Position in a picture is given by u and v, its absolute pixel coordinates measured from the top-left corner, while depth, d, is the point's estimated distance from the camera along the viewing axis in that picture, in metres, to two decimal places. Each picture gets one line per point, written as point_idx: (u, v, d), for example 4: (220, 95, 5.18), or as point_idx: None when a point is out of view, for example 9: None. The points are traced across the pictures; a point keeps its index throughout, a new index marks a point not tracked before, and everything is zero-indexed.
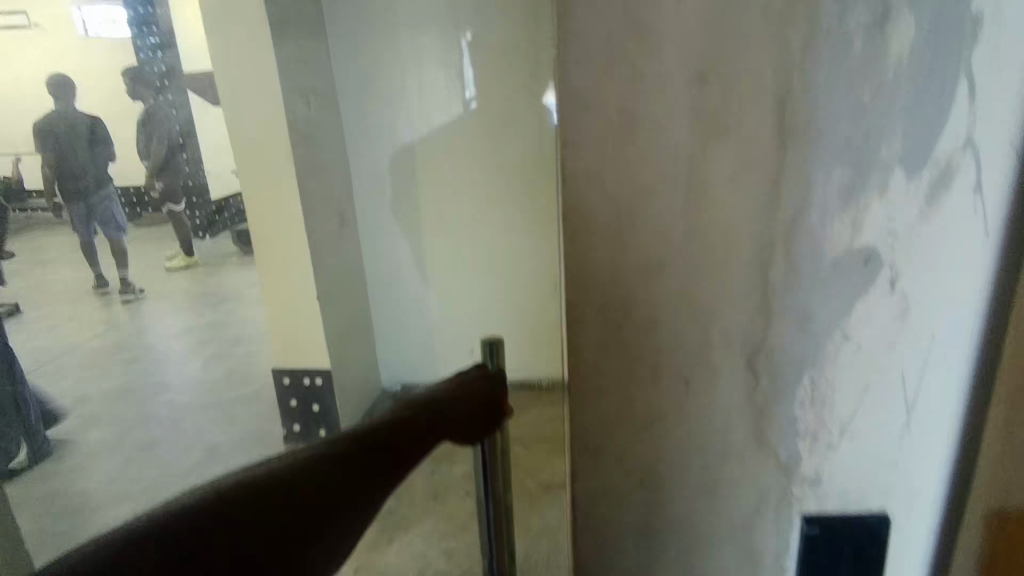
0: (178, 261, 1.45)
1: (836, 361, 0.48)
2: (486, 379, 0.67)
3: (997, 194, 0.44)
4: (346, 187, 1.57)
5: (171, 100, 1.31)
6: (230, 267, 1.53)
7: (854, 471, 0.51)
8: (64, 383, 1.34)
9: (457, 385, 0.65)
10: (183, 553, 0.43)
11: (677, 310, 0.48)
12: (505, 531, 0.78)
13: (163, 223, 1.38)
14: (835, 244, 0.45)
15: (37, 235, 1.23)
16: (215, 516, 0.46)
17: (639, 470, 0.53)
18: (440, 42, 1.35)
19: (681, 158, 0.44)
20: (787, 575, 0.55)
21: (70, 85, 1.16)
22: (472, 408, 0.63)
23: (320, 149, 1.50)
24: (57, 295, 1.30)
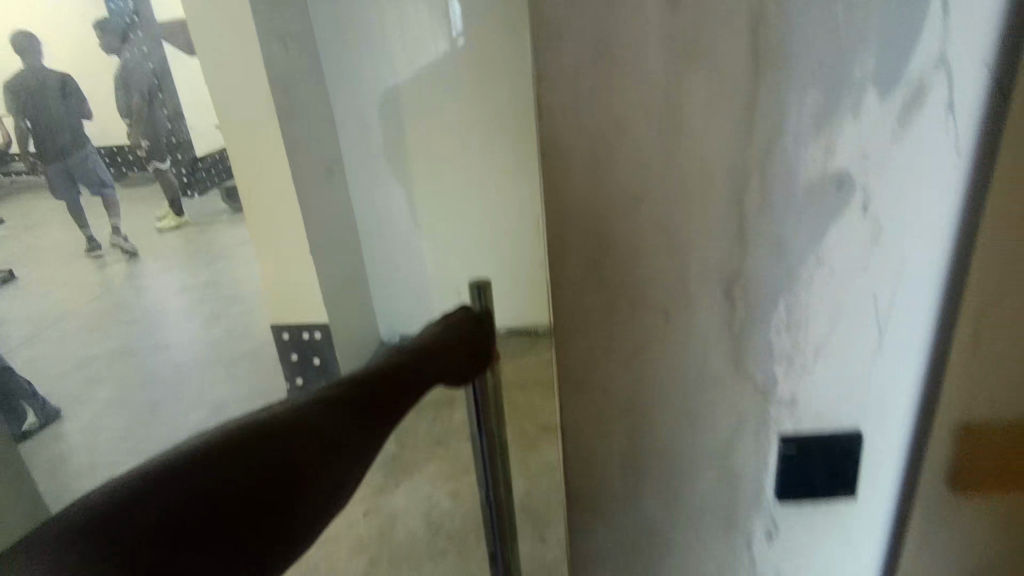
0: (169, 220, 1.63)
1: (810, 285, 0.49)
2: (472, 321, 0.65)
3: (969, 112, 0.44)
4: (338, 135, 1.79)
5: (145, 49, 1.44)
6: (220, 225, 1.66)
7: (828, 392, 0.53)
8: (70, 346, 1.62)
9: (445, 328, 0.63)
10: (181, 515, 0.38)
11: (654, 242, 0.49)
12: (501, 473, 0.80)
13: (151, 182, 1.55)
14: (809, 169, 0.46)
15: (22, 198, 1.49)
16: (213, 472, 0.40)
17: (622, 399, 0.55)
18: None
19: (655, 86, 0.44)
20: (765, 492, 0.58)
21: (34, 42, 1.33)
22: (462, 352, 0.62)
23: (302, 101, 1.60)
24: (50, 260, 1.58)
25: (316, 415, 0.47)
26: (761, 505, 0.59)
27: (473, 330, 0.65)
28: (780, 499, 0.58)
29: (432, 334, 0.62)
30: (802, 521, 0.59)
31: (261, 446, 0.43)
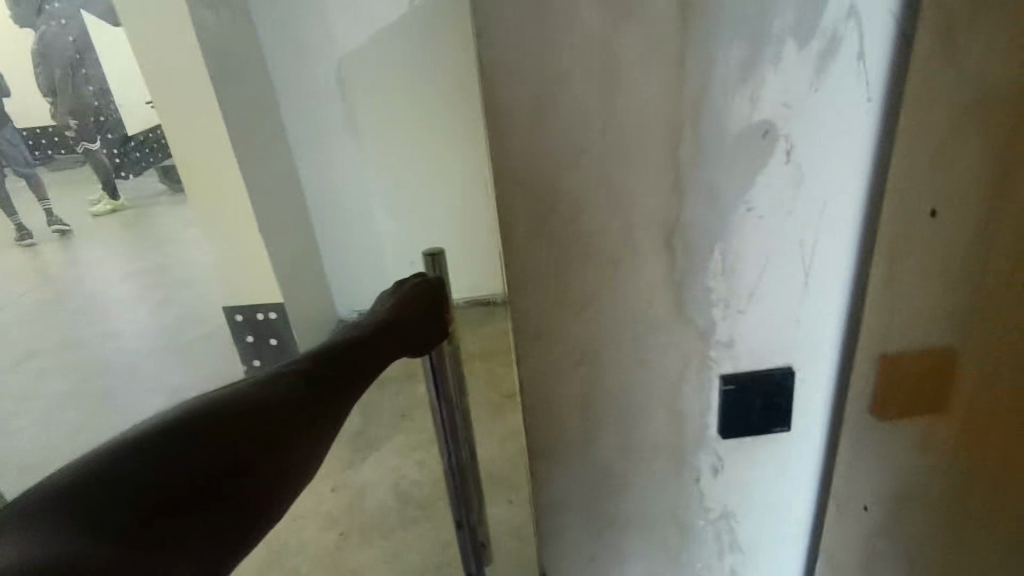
0: None
1: (743, 230, 0.52)
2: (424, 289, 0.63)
3: (879, 60, 0.47)
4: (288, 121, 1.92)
5: None
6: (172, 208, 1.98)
7: (763, 331, 0.57)
8: None
9: (406, 293, 0.61)
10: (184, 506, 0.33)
11: (596, 194, 0.51)
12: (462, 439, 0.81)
13: None
14: (737, 119, 0.48)
15: None
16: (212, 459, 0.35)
17: (574, 347, 0.58)
18: None
19: (589, 41, 0.46)
20: (710, 430, 0.62)
21: None
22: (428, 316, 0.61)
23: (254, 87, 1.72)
24: None
25: (295, 383, 0.43)
26: (707, 443, 0.63)
27: (434, 291, 0.63)
28: (724, 435, 0.62)
29: (394, 301, 0.59)
30: (745, 455, 0.64)
31: (244, 416, 0.38)
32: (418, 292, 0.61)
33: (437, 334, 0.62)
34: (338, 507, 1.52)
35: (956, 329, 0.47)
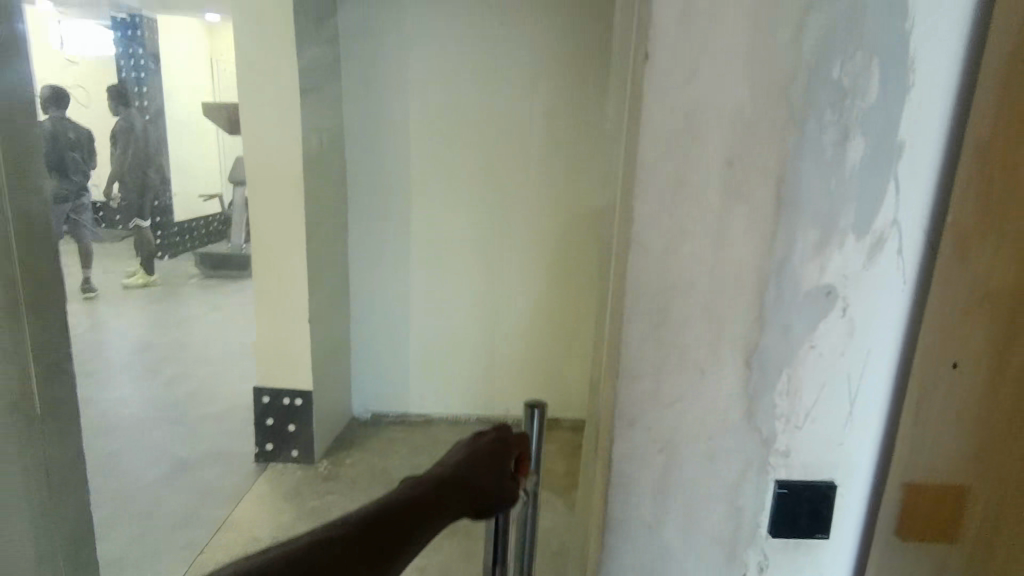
0: (138, 279, 2.24)
1: (805, 362, 0.69)
2: (501, 447, 0.76)
3: (912, 256, 0.67)
4: (375, 223, 2.33)
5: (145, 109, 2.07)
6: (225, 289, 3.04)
7: (814, 447, 0.72)
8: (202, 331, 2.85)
9: (475, 451, 0.74)
10: None
11: (699, 318, 0.68)
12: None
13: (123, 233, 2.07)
14: (808, 280, 0.67)
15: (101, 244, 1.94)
16: None
17: (663, 437, 0.72)
18: (438, 101, 2.22)
19: (710, 211, 0.66)
20: (761, 527, 0.74)
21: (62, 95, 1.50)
22: (487, 474, 0.72)
23: (380, 203, 2.31)
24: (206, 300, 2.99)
25: (329, 545, 0.56)
26: (757, 538, 0.74)
27: (502, 449, 0.76)
28: (772, 534, 0.74)
29: (463, 458, 0.73)
30: (788, 557, 0.75)
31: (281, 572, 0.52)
32: (487, 450, 0.75)
33: (501, 491, 0.73)
34: None
35: (978, 464, 0.61)
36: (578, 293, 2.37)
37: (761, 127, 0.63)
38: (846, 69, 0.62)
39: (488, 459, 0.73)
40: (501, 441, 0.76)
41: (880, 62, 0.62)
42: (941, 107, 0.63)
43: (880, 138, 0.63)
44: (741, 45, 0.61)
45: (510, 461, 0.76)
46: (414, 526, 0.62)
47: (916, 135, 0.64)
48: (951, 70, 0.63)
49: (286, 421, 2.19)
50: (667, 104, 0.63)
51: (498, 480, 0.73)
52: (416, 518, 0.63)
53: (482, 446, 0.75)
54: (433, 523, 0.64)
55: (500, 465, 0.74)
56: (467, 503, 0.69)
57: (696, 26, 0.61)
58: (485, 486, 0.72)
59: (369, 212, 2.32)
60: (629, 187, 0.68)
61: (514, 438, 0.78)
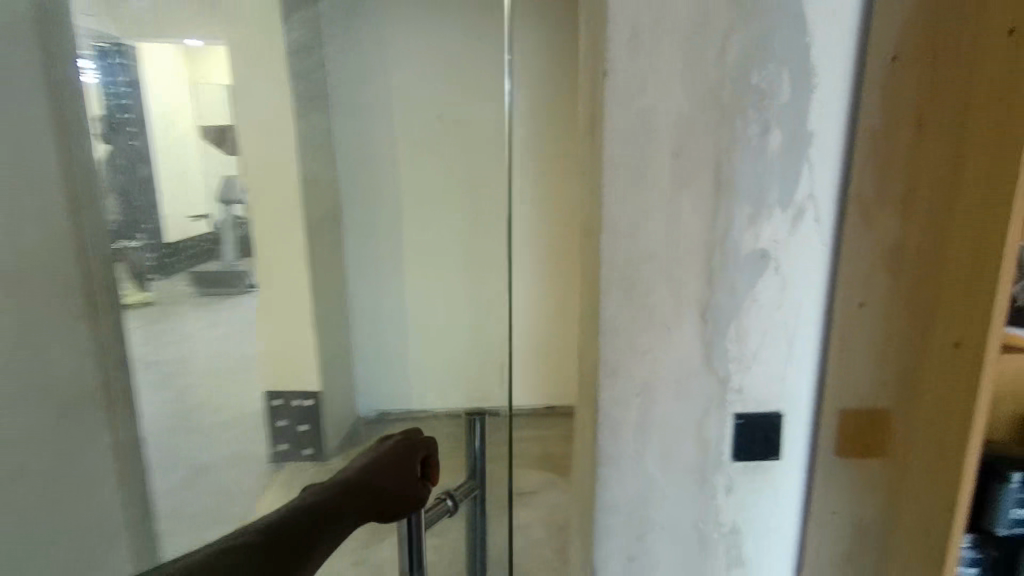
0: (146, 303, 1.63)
1: (749, 312, 0.85)
2: (403, 447, 0.84)
3: (828, 221, 0.82)
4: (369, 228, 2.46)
5: None
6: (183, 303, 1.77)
7: (761, 383, 0.87)
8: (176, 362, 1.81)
9: (380, 452, 0.83)
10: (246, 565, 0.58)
11: (660, 280, 0.83)
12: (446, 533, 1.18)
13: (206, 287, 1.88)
14: (747, 246, 0.82)
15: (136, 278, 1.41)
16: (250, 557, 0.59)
17: (641, 384, 0.87)
18: (425, 106, 2.32)
19: (664, 193, 0.81)
20: (723, 453, 0.89)
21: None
22: (394, 468, 0.81)
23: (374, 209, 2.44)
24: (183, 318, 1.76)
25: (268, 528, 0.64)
26: (722, 465, 0.90)
27: (404, 450, 0.84)
28: (733, 458, 0.89)
29: (368, 458, 0.81)
30: (747, 477, 0.90)
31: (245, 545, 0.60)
32: (391, 451, 0.83)
33: (408, 483, 0.83)
34: None
35: None
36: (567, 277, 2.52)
37: (698, 123, 0.79)
38: (762, 76, 0.77)
39: (392, 462, 0.81)
40: (404, 447, 0.84)
41: (789, 69, 0.78)
42: (839, 99, 0.79)
43: (793, 128, 0.79)
44: (679, 60, 0.77)
45: (415, 463, 0.84)
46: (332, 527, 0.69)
47: (822, 124, 0.79)
48: (844, 71, 0.78)
49: (297, 424, 2.12)
50: (624, 112, 0.78)
51: (405, 476, 0.82)
52: (338, 514, 0.70)
53: (379, 452, 0.82)
54: (353, 514, 0.72)
55: (402, 467, 0.82)
56: (373, 506, 0.76)
57: (644, 46, 0.77)
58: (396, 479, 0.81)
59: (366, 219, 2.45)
60: (598, 177, 0.83)
61: (413, 441, 0.86)
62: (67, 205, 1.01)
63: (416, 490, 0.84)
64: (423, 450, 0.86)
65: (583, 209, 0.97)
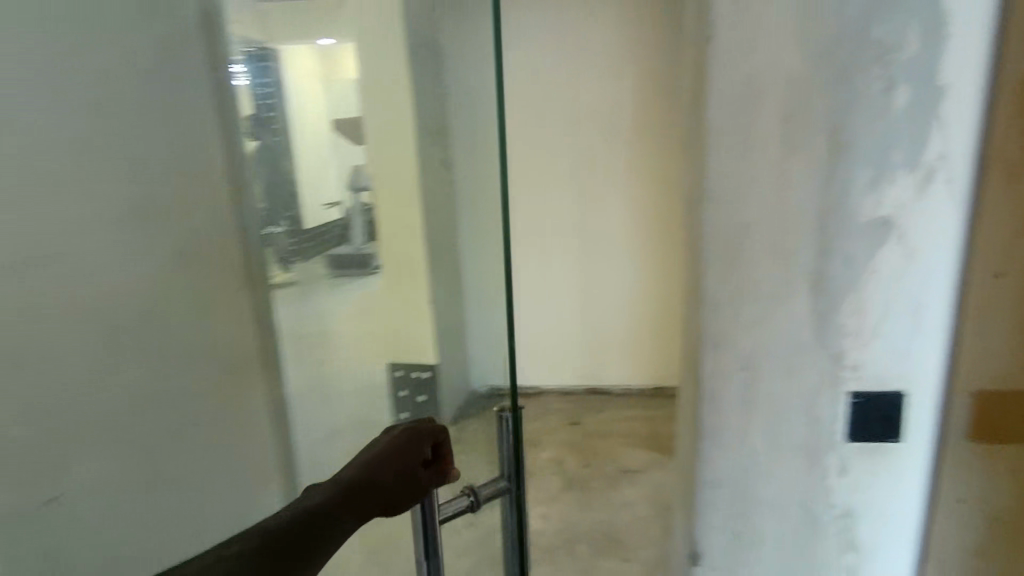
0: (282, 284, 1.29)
1: (867, 284, 0.80)
2: (411, 436, 0.78)
3: (961, 184, 0.75)
4: None
5: None
6: (326, 296, 1.32)
7: (881, 360, 0.82)
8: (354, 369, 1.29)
9: (387, 442, 0.78)
10: None
11: (767, 251, 0.81)
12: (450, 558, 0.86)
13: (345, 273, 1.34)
14: (865, 213, 0.78)
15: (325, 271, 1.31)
16: None
17: (744, 359, 0.85)
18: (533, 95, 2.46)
19: (771, 160, 0.78)
20: (835, 433, 0.86)
21: None
22: (399, 461, 0.76)
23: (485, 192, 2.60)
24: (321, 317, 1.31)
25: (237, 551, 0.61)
26: (835, 446, 0.86)
27: (413, 437, 0.78)
28: (846, 439, 0.85)
29: (374, 451, 0.77)
30: (862, 459, 0.86)
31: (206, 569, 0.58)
32: (398, 441, 0.78)
33: (422, 473, 0.77)
34: None
35: None
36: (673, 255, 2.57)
37: (809, 85, 0.75)
38: (885, 29, 0.72)
39: (386, 460, 0.75)
40: (402, 443, 0.77)
41: (917, 19, 0.72)
42: (977, 50, 0.72)
43: (921, 84, 0.73)
44: (791, 20, 0.74)
45: (424, 452, 0.78)
46: (318, 535, 0.66)
47: (957, 78, 0.72)
48: (984, 18, 0.71)
49: None
50: (728, 79, 0.77)
51: (416, 467, 0.76)
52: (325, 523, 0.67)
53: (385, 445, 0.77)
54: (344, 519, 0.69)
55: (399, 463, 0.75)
56: (365, 507, 0.71)
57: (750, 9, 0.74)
58: (404, 471, 0.75)
59: None
60: (699, 147, 0.82)
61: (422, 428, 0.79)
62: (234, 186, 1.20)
63: (420, 485, 0.76)
64: (422, 446, 0.77)
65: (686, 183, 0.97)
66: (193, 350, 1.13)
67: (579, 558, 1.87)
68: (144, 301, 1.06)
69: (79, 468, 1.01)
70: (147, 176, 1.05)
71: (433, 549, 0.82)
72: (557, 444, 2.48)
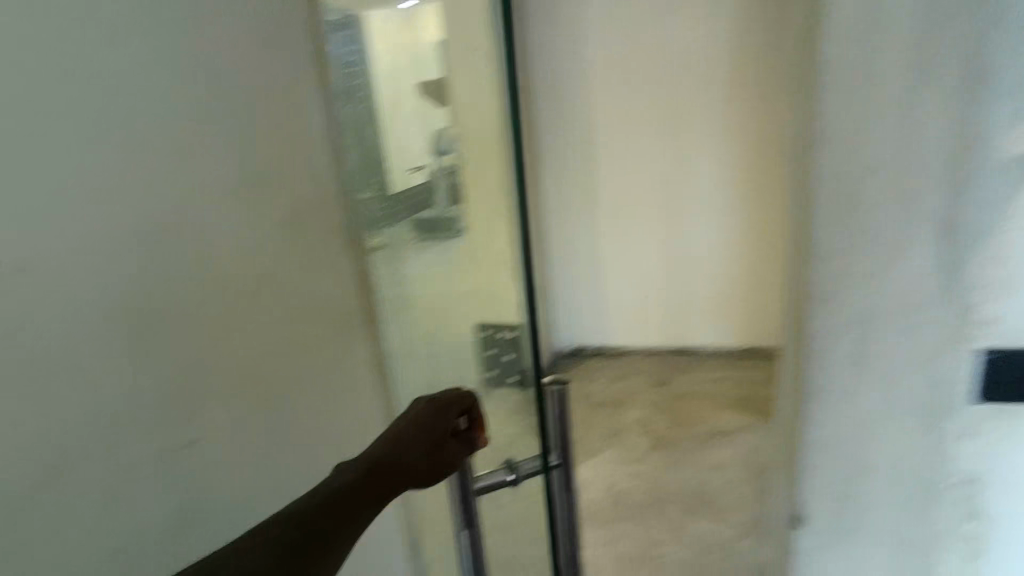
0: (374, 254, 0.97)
1: (1002, 231, 0.73)
2: (430, 404, 0.66)
3: None
4: (568, 171, 2.62)
5: None
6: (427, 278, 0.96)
7: (1016, 314, 0.75)
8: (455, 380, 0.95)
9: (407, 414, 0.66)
10: None
11: (888, 197, 0.75)
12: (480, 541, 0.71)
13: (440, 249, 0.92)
14: (1004, 152, 0.71)
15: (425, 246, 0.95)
16: None
17: (855, 315, 0.80)
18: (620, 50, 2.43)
19: (895, 95, 0.72)
20: (960, 393, 0.80)
21: None
22: (423, 434, 0.64)
23: (572, 151, 2.60)
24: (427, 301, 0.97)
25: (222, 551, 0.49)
26: (958, 408, 0.80)
27: (436, 406, 0.66)
28: (971, 400, 0.80)
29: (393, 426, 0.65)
30: (990, 422, 0.80)
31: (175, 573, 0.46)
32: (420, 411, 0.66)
33: (449, 446, 0.66)
34: None
35: None
36: (768, 211, 2.50)
37: (943, 9, 0.68)
38: None
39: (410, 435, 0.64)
40: (430, 412, 0.65)
41: None
42: None
43: None
44: None
45: (451, 421, 0.66)
46: (339, 530, 0.55)
47: None
48: None
49: None
50: (849, 5, 0.70)
51: (441, 440, 0.65)
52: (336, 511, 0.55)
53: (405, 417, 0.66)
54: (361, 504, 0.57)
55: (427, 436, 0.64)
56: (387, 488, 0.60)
57: None
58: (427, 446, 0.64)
59: (566, 164, 2.62)
60: (816, 81, 0.73)
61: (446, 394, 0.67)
62: (325, 141, 0.88)
63: (451, 458, 0.65)
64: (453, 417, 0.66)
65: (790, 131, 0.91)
66: (305, 311, 0.86)
67: (669, 518, 1.86)
68: (258, 249, 0.78)
69: (208, 420, 0.72)
70: (188, 128, 0.69)
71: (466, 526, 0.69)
72: (644, 405, 2.46)
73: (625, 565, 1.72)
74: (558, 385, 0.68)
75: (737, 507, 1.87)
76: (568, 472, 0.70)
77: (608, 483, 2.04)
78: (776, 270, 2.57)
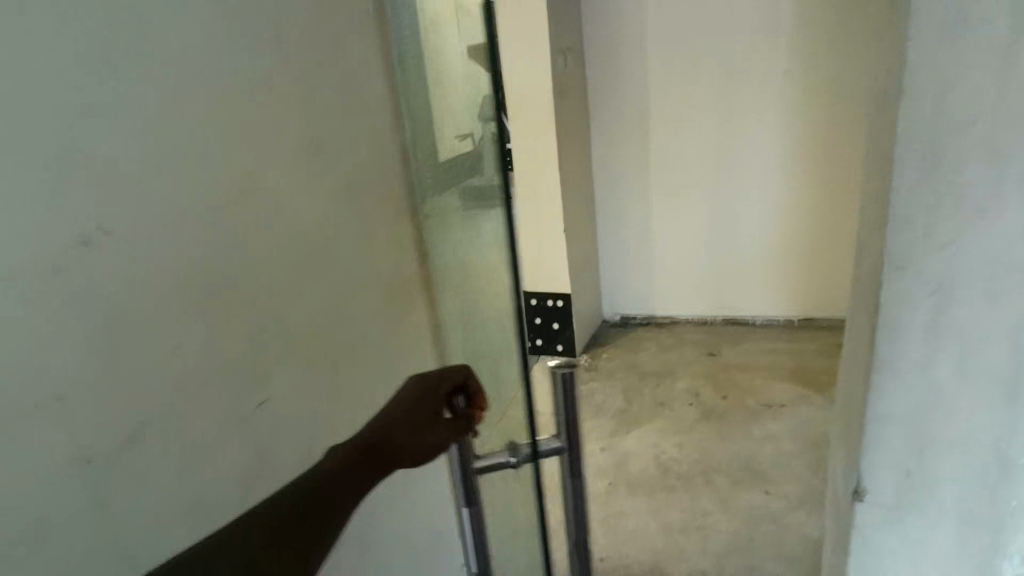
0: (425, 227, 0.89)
1: None
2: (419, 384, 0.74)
3: None
4: (623, 137, 2.62)
5: None
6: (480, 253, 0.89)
7: None
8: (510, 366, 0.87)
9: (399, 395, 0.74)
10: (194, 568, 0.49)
11: (981, 155, 0.70)
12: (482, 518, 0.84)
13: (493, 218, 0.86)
14: None
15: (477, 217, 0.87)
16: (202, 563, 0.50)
17: (936, 281, 0.76)
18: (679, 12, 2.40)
19: (997, 42, 0.66)
20: None
21: None
22: (415, 412, 0.73)
23: (627, 117, 2.59)
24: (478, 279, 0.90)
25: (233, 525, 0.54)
26: None
27: (425, 385, 0.75)
28: None
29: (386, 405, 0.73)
30: None
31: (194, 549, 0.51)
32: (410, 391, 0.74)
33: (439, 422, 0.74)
34: (606, 484, 1.91)
35: None
36: (830, 176, 2.44)
37: None
38: None
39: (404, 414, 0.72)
40: (419, 390, 0.74)
41: None
42: None
43: None
44: None
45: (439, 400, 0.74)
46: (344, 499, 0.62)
47: None
48: None
49: None
50: None
51: (431, 417, 0.74)
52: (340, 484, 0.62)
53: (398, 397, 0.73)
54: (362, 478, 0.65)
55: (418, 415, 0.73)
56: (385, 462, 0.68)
57: None
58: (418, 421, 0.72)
59: (620, 131, 2.61)
60: (908, 28, 0.68)
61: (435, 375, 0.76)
62: (390, 101, 0.81)
63: (440, 433, 0.74)
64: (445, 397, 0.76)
65: (872, 90, 0.87)
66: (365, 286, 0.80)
67: (717, 489, 1.85)
68: (324, 224, 0.73)
69: (276, 389, 0.68)
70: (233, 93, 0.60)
71: (469, 498, 0.82)
72: (693, 375, 2.43)
73: (673, 533, 1.72)
74: (564, 370, 0.82)
75: (789, 481, 1.83)
76: (571, 454, 0.87)
77: (655, 451, 2.04)
78: (836, 238, 2.51)
